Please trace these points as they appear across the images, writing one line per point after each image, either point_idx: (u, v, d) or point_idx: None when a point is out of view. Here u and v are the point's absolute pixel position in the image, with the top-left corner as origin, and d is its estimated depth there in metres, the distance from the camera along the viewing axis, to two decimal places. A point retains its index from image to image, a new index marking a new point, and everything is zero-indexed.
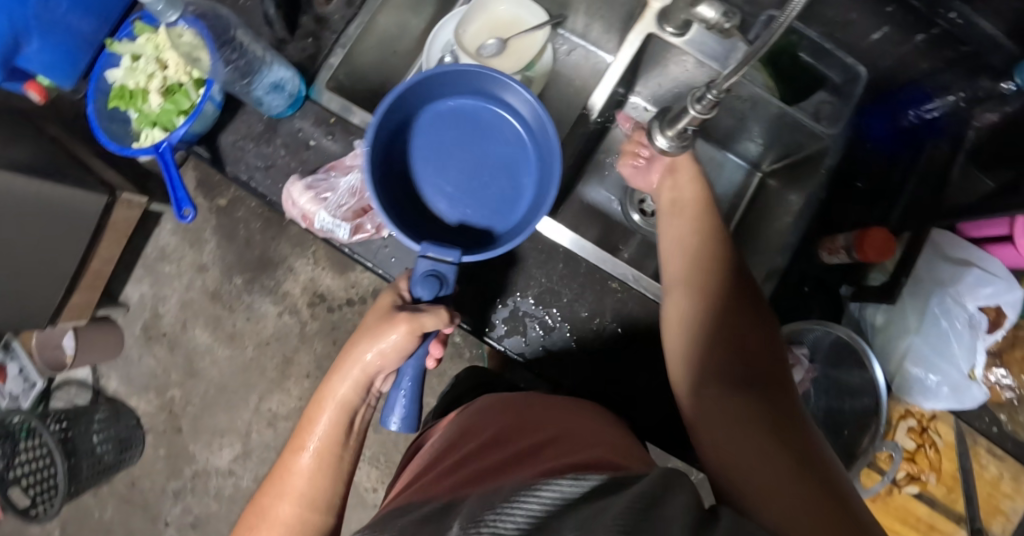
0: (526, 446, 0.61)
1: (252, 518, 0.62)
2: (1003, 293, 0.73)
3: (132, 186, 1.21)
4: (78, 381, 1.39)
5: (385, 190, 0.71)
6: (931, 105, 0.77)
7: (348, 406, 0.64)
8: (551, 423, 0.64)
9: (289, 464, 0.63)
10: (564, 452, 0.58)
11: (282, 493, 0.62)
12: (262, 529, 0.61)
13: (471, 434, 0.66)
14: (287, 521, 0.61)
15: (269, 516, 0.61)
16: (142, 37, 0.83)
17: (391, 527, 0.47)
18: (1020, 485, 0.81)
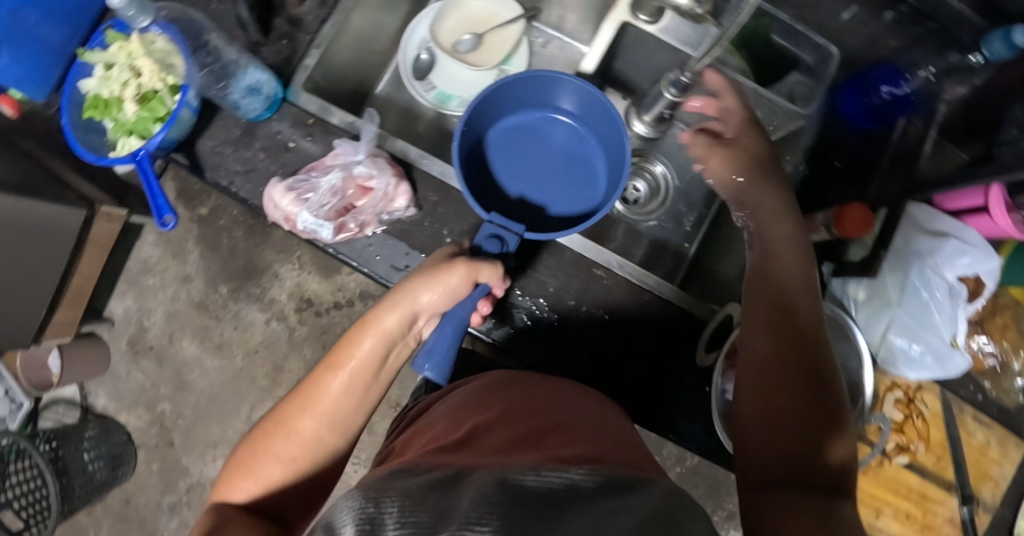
0: (539, 426, 0.60)
1: (270, 426, 0.64)
2: (980, 262, 0.75)
3: (110, 199, 1.20)
4: (65, 400, 1.38)
5: (468, 169, 0.81)
6: (903, 83, 0.78)
7: (392, 336, 0.64)
8: (565, 412, 0.64)
9: (321, 378, 0.64)
10: (583, 440, 0.58)
11: (305, 406, 0.63)
12: (279, 436, 0.63)
13: (480, 405, 0.66)
14: (306, 434, 0.63)
15: (288, 424, 0.63)
16: (115, 45, 0.82)
17: (398, 487, 0.46)
18: (1005, 450, 0.83)
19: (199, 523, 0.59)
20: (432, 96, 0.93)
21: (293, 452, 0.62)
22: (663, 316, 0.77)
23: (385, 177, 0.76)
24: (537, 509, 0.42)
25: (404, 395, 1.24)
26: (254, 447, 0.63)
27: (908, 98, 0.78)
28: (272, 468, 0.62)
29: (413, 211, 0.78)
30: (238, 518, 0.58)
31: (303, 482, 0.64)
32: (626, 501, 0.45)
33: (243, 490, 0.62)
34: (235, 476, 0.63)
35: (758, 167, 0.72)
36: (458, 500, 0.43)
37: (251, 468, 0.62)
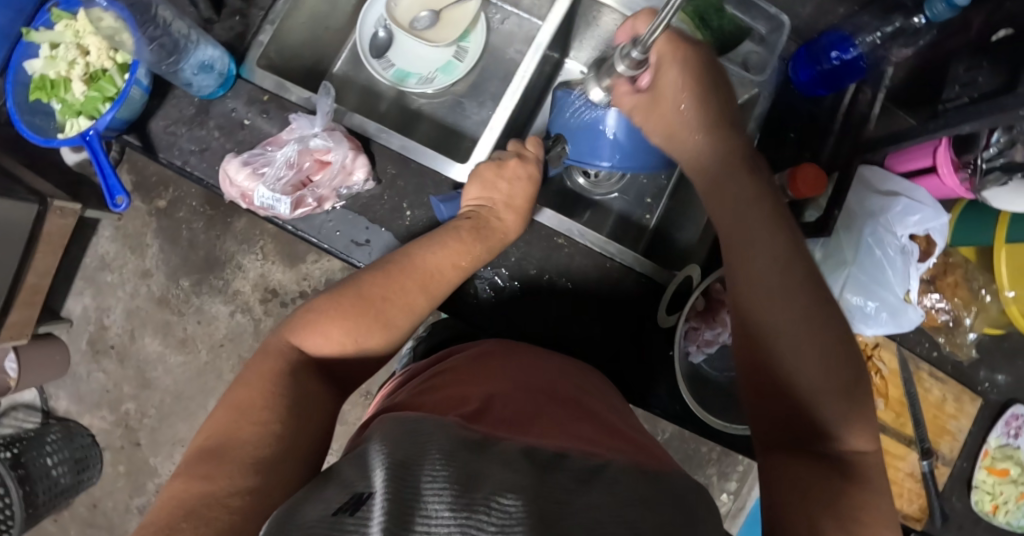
0: (569, 397, 0.62)
1: (381, 287, 0.63)
2: (930, 220, 0.77)
3: (62, 193, 1.15)
4: (24, 405, 1.33)
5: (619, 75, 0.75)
6: (853, 48, 0.78)
7: (503, 244, 0.71)
8: (577, 381, 0.66)
9: (441, 254, 0.66)
10: (601, 409, 0.62)
11: (421, 282, 0.65)
12: (396, 306, 0.63)
13: (485, 371, 0.64)
14: (412, 311, 0.64)
15: (405, 298, 0.64)
16: (61, 24, 0.80)
17: (424, 458, 0.43)
18: (962, 405, 0.85)
19: (267, 361, 0.58)
20: (390, 75, 0.93)
21: (395, 322, 0.63)
22: (624, 283, 0.77)
23: (343, 149, 0.75)
24: (566, 484, 0.42)
25: (374, 382, 1.23)
26: (352, 299, 0.62)
27: (858, 64, 0.79)
28: (371, 333, 0.62)
29: (372, 185, 0.77)
30: (309, 384, 0.58)
31: (379, 344, 0.63)
32: (657, 487, 0.45)
33: (323, 344, 0.61)
34: (321, 321, 0.61)
35: (693, 113, 0.65)
36: (490, 465, 0.42)
37: (342, 318, 0.61)
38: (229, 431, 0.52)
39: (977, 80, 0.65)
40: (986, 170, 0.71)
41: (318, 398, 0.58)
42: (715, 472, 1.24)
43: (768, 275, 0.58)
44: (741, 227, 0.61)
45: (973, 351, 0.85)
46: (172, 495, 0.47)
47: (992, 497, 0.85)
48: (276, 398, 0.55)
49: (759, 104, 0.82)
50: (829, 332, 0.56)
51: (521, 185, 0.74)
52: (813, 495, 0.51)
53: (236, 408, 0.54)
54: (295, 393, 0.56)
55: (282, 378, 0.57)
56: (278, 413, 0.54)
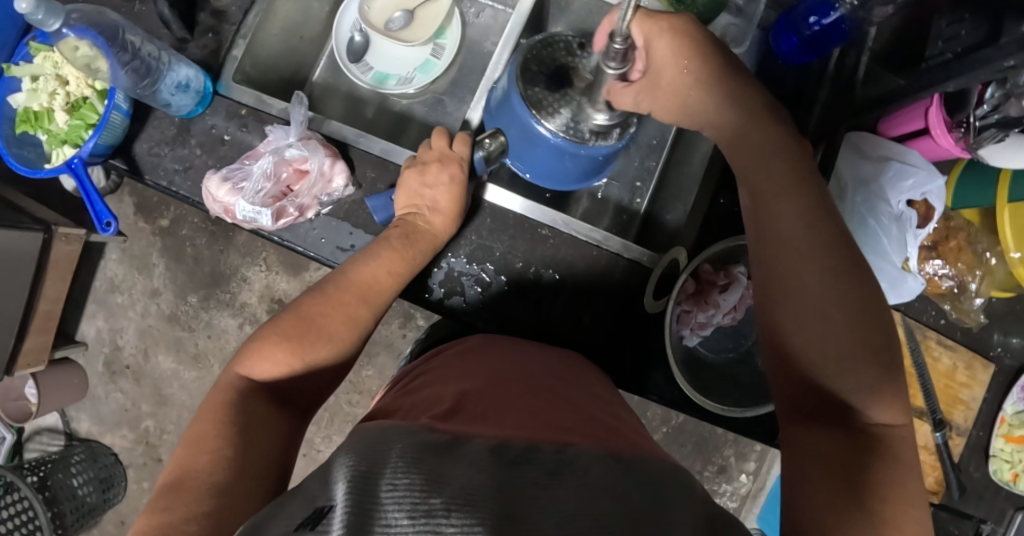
0: (541, 387, 0.61)
1: (321, 305, 0.65)
2: (925, 183, 0.74)
3: (66, 220, 1.17)
4: (48, 429, 1.36)
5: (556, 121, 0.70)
6: (833, 11, 0.72)
7: (440, 243, 0.74)
8: (553, 371, 0.65)
9: (381, 260, 0.69)
10: (575, 396, 0.61)
11: (362, 292, 0.68)
12: (336, 315, 0.65)
13: (468, 368, 0.63)
14: (357, 319, 0.67)
15: (344, 304, 0.66)
16: (40, 56, 0.82)
17: (393, 455, 0.42)
18: (974, 372, 0.82)
19: (218, 391, 0.59)
20: (369, 78, 0.93)
21: (338, 332, 0.65)
22: (613, 271, 0.76)
23: (319, 157, 0.75)
24: (535, 477, 0.42)
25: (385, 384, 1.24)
26: (296, 319, 0.64)
27: (840, 26, 0.73)
28: (319, 347, 0.63)
29: (352, 190, 0.77)
30: (259, 406, 0.58)
31: (331, 361, 0.64)
32: (626, 474, 0.44)
33: (269, 368, 0.61)
34: (266, 345, 0.61)
35: (696, 76, 0.59)
36: (457, 465, 0.42)
37: (290, 337, 0.62)
38: (185, 463, 0.52)
39: (959, 33, 0.62)
40: (980, 129, 0.68)
41: (268, 416, 0.58)
42: (733, 453, 1.23)
43: (792, 233, 0.54)
44: (763, 182, 0.57)
45: (981, 315, 0.82)
46: (135, 533, 0.47)
47: (1011, 465, 0.82)
48: (225, 426, 0.55)
49: None
50: (853, 292, 0.52)
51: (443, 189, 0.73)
52: (831, 466, 0.49)
53: (190, 442, 0.54)
54: (245, 420, 0.56)
55: (231, 405, 0.57)
56: (230, 439, 0.54)
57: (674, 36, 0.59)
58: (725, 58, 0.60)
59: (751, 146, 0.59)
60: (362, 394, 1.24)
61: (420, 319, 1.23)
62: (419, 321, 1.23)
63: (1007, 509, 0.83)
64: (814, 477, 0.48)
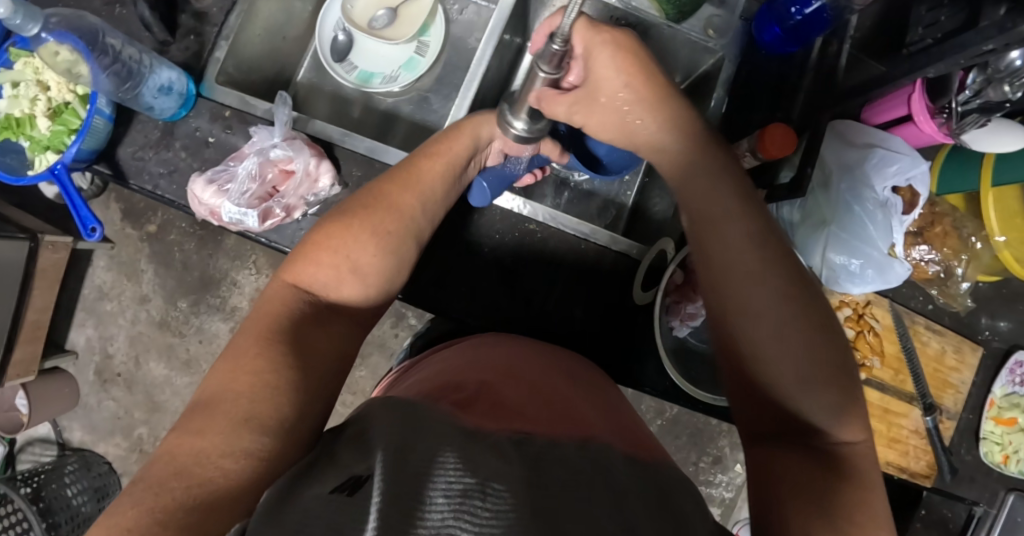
0: (562, 391, 0.60)
1: (363, 201, 0.62)
2: (909, 169, 0.74)
3: (53, 229, 1.16)
4: (40, 439, 1.35)
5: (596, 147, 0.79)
6: (814, 1, 0.72)
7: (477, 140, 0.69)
8: (567, 369, 0.66)
9: (422, 164, 0.66)
10: (592, 397, 0.61)
11: (404, 185, 0.64)
12: (381, 210, 0.62)
13: (480, 362, 0.63)
14: (404, 210, 0.63)
15: (391, 200, 0.63)
16: (20, 62, 0.81)
17: (424, 438, 0.41)
18: (962, 356, 0.83)
19: (268, 304, 0.55)
20: (354, 77, 0.92)
21: (388, 228, 0.61)
22: (601, 263, 0.77)
23: (304, 156, 0.74)
24: (563, 474, 0.42)
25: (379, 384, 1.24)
26: (340, 224, 0.60)
27: (821, 16, 0.74)
28: (363, 247, 0.59)
29: (338, 189, 0.77)
30: (307, 322, 0.55)
31: (384, 276, 0.60)
32: (651, 479, 0.45)
33: (320, 274, 0.58)
34: (318, 253, 0.58)
35: (638, 97, 0.59)
36: (484, 452, 0.41)
37: (337, 246, 0.58)
38: (222, 379, 0.49)
39: (939, 19, 0.62)
40: (963, 114, 0.67)
41: (320, 331, 0.55)
42: (728, 443, 1.24)
43: (740, 256, 0.54)
44: (713, 202, 0.56)
45: (969, 300, 0.82)
46: (168, 451, 0.44)
47: (1001, 447, 0.84)
48: (274, 338, 0.52)
49: (725, 69, 0.80)
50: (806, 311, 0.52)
51: (483, 110, 0.72)
52: (804, 490, 0.48)
53: (231, 356, 0.50)
54: (293, 337, 0.53)
55: (283, 321, 0.54)
56: (280, 353, 0.51)
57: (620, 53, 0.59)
58: (659, 74, 0.60)
59: (684, 163, 0.59)
60: (356, 395, 1.24)
61: (412, 319, 1.22)
62: (412, 321, 1.22)
63: (999, 490, 0.85)
64: (784, 501, 0.47)
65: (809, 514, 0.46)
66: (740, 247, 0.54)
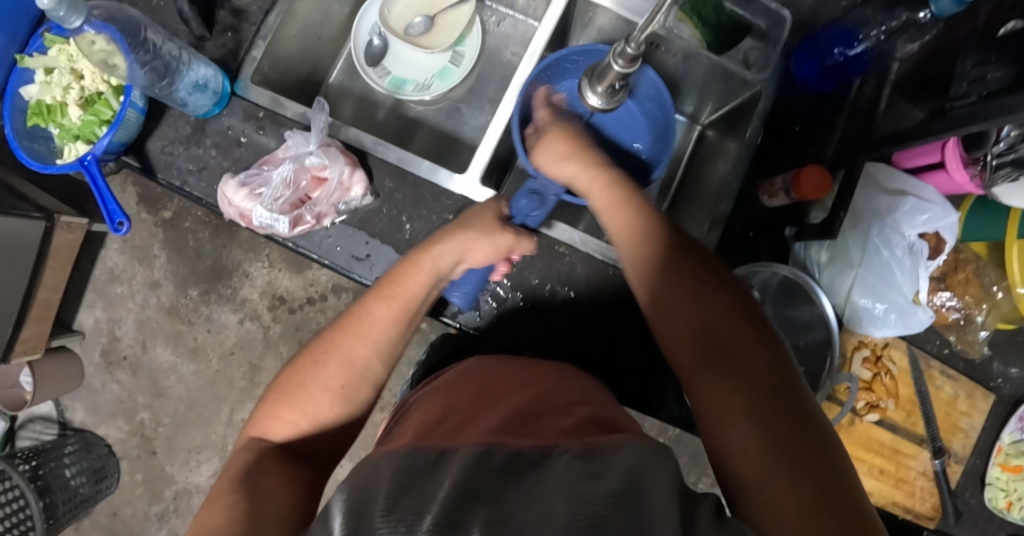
0: (552, 403, 0.58)
1: (315, 353, 0.64)
2: (940, 218, 0.75)
3: (69, 209, 1.15)
4: (41, 417, 1.35)
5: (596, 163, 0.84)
6: (858, 43, 0.75)
7: (439, 274, 0.66)
8: (564, 384, 0.63)
9: (373, 310, 0.64)
10: (584, 403, 0.59)
11: (355, 335, 0.63)
12: (330, 364, 0.63)
13: (466, 389, 0.63)
14: (354, 362, 0.63)
15: (338, 350, 0.63)
16: (54, 48, 0.80)
17: (380, 481, 0.44)
18: (974, 402, 0.84)
19: (237, 458, 0.60)
20: (387, 82, 0.92)
21: (340, 382, 0.62)
22: (626, 290, 0.77)
23: (338, 165, 0.74)
24: (521, 484, 0.42)
25: (385, 386, 1.24)
26: (294, 381, 0.62)
27: (862, 58, 0.76)
28: (319, 401, 0.62)
29: (370, 199, 0.77)
30: (272, 466, 0.58)
31: (340, 419, 0.63)
32: (595, 462, 0.43)
33: (283, 428, 0.61)
34: (278, 407, 0.62)
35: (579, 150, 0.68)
36: (438, 484, 0.43)
37: (298, 401, 0.62)
38: (196, 524, 0.52)
39: (987, 76, 0.61)
40: (996, 166, 0.68)
41: (281, 474, 0.58)
42: None
43: (657, 239, 0.60)
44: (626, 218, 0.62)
45: (985, 348, 0.84)
46: None
47: (1006, 493, 0.85)
48: (238, 482, 0.55)
49: (762, 101, 0.78)
50: (717, 293, 0.55)
51: (440, 235, 0.67)
52: (774, 453, 0.46)
53: (208, 499, 0.54)
54: (254, 476, 0.56)
55: (246, 470, 0.57)
56: (242, 494, 0.54)
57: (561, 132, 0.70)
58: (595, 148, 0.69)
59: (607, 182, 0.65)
60: None
61: (423, 324, 1.22)
62: (422, 326, 1.22)
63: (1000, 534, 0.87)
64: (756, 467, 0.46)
65: (784, 477, 0.44)
66: (654, 242, 0.60)
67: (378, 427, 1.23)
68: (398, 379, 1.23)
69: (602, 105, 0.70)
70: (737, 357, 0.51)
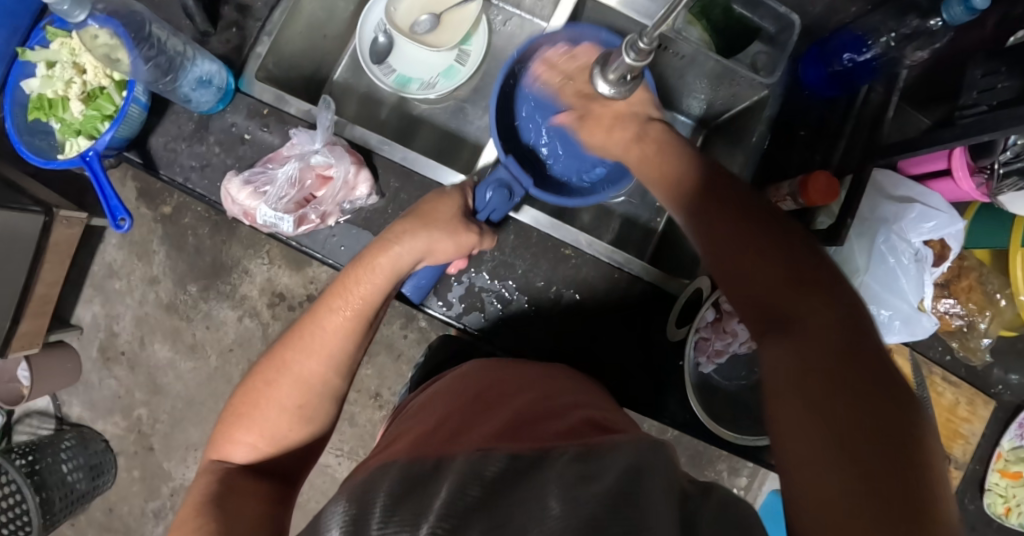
0: (541, 407, 0.58)
1: (267, 372, 0.63)
2: (946, 226, 0.75)
3: (68, 204, 1.14)
4: (38, 412, 1.34)
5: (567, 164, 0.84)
6: (866, 49, 0.76)
7: (399, 273, 0.65)
8: (539, 386, 0.63)
9: (326, 320, 0.63)
10: (582, 405, 0.59)
11: (309, 349, 0.62)
12: (285, 380, 0.62)
13: (463, 396, 0.62)
14: (311, 376, 0.62)
15: (290, 365, 0.62)
16: (56, 42, 0.79)
17: (378, 489, 0.44)
18: (975, 408, 0.84)
19: (200, 481, 0.59)
20: (392, 80, 0.90)
21: (297, 401, 0.62)
22: (629, 293, 0.77)
23: (344, 164, 0.74)
24: (522, 486, 0.42)
25: (384, 385, 1.23)
26: (250, 401, 0.62)
27: (870, 64, 0.77)
28: (276, 421, 0.61)
29: (375, 199, 0.77)
30: (240, 487, 0.58)
31: (305, 439, 0.63)
32: (594, 464, 0.44)
33: (245, 449, 0.61)
34: (235, 430, 0.62)
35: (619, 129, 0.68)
36: (436, 488, 0.43)
37: (253, 422, 0.61)
38: None
39: (996, 86, 0.61)
40: (1003, 175, 0.69)
41: (250, 493, 0.57)
42: (726, 468, 1.25)
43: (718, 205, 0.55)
44: (677, 186, 0.60)
45: (988, 355, 0.84)
46: None
47: (1005, 499, 0.86)
48: (207, 505, 0.54)
49: (771, 105, 0.80)
50: (778, 255, 0.50)
51: (390, 233, 0.66)
52: (826, 447, 0.42)
53: (176, 526, 0.53)
54: (221, 497, 0.56)
55: (215, 491, 0.56)
56: (212, 515, 0.53)
57: (598, 119, 0.70)
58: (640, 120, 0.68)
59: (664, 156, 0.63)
60: (360, 393, 1.23)
61: (423, 323, 1.22)
62: (422, 325, 1.22)
63: None
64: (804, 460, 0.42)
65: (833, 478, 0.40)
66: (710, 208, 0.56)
67: (377, 425, 1.23)
68: (397, 378, 1.23)
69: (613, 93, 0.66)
70: (799, 330, 0.46)
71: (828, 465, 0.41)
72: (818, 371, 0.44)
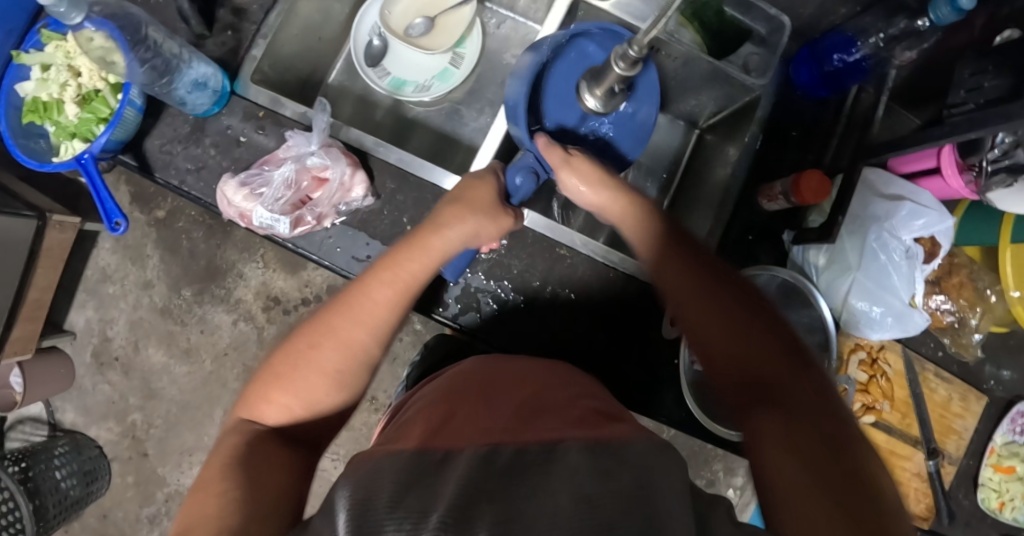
0: (551, 401, 0.59)
1: (307, 338, 0.62)
2: (935, 224, 0.76)
3: (61, 208, 1.14)
4: (31, 418, 1.33)
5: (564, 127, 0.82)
6: (855, 49, 0.76)
7: (446, 257, 0.65)
8: (544, 380, 0.63)
9: (376, 291, 0.62)
10: (586, 397, 0.60)
11: (356, 319, 0.62)
12: (328, 346, 0.61)
13: (461, 390, 0.62)
14: (355, 345, 0.61)
15: (333, 332, 0.61)
16: (51, 45, 0.79)
17: (384, 477, 0.44)
18: (967, 404, 0.85)
19: (228, 440, 0.58)
20: (386, 83, 0.91)
21: (336, 366, 0.61)
22: (626, 291, 0.77)
23: (340, 166, 0.74)
24: (527, 480, 0.43)
25: (379, 388, 1.23)
26: (287, 364, 0.61)
27: (860, 65, 0.77)
28: (314, 386, 0.60)
29: (371, 200, 0.77)
30: (269, 450, 0.57)
31: (336, 407, 0.62)
32: (609, 458, 0.44)
33: (274, 412, 0.60)
34: (270, 391, 0.60)
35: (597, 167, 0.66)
36: (445, 482, 0.43)
37: (290, 384, 0.60)
38: (190, 513, 0.50)
39: (983, 85, 0.62)
40: (990, 172, 0.69)
41: (276, 459, 0.56)
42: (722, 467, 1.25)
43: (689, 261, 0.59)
44: (647, 231, 0.62)
45: (979, 350, 0.85)
46: None
47: (998, 494, 0.86)
48: (233, 469, 0.54)
49: (760, 108, 0.79)
50: (745, 310, 0.55)
51: (443, 210, 0.66)
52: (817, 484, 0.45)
53: (199, 489, 0.52)
54: (248, 462, 0.55)
55: (242, 455, 0.56)
56: (236, 481, 0.52)
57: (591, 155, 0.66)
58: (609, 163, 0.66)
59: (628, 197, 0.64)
60: None
61: (418, 325, 1.22)
62: (417, 327, 1.22)
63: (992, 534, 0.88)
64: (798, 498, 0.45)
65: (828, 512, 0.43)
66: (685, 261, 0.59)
67: (372, 428, 1.23)
68: (393, 380, 1.23)
69: (600, 108, 0.71)
70: (781, 383, 0.51)
71: (814, 498, 0.44)
72: (802, 426, 0.48)
